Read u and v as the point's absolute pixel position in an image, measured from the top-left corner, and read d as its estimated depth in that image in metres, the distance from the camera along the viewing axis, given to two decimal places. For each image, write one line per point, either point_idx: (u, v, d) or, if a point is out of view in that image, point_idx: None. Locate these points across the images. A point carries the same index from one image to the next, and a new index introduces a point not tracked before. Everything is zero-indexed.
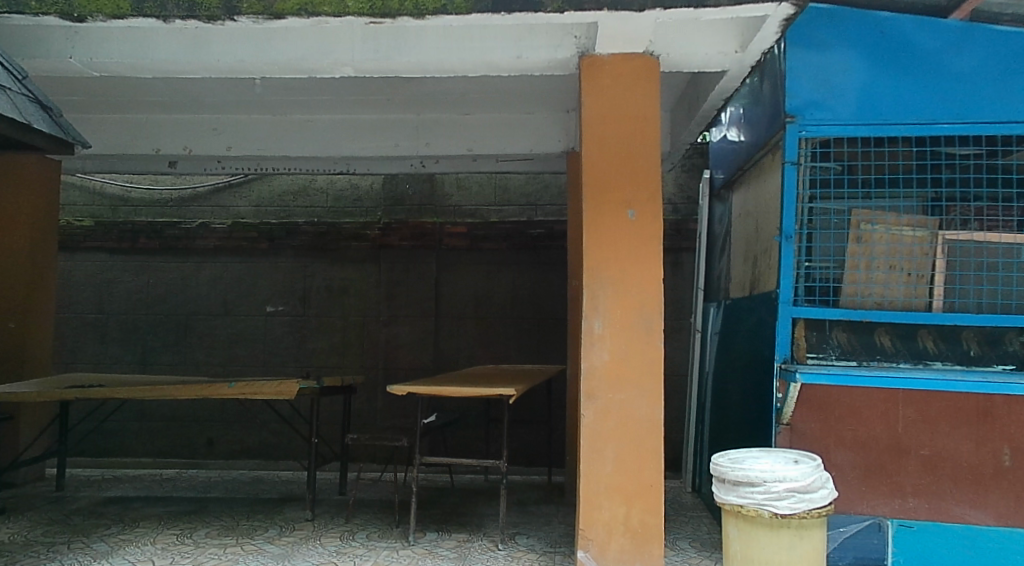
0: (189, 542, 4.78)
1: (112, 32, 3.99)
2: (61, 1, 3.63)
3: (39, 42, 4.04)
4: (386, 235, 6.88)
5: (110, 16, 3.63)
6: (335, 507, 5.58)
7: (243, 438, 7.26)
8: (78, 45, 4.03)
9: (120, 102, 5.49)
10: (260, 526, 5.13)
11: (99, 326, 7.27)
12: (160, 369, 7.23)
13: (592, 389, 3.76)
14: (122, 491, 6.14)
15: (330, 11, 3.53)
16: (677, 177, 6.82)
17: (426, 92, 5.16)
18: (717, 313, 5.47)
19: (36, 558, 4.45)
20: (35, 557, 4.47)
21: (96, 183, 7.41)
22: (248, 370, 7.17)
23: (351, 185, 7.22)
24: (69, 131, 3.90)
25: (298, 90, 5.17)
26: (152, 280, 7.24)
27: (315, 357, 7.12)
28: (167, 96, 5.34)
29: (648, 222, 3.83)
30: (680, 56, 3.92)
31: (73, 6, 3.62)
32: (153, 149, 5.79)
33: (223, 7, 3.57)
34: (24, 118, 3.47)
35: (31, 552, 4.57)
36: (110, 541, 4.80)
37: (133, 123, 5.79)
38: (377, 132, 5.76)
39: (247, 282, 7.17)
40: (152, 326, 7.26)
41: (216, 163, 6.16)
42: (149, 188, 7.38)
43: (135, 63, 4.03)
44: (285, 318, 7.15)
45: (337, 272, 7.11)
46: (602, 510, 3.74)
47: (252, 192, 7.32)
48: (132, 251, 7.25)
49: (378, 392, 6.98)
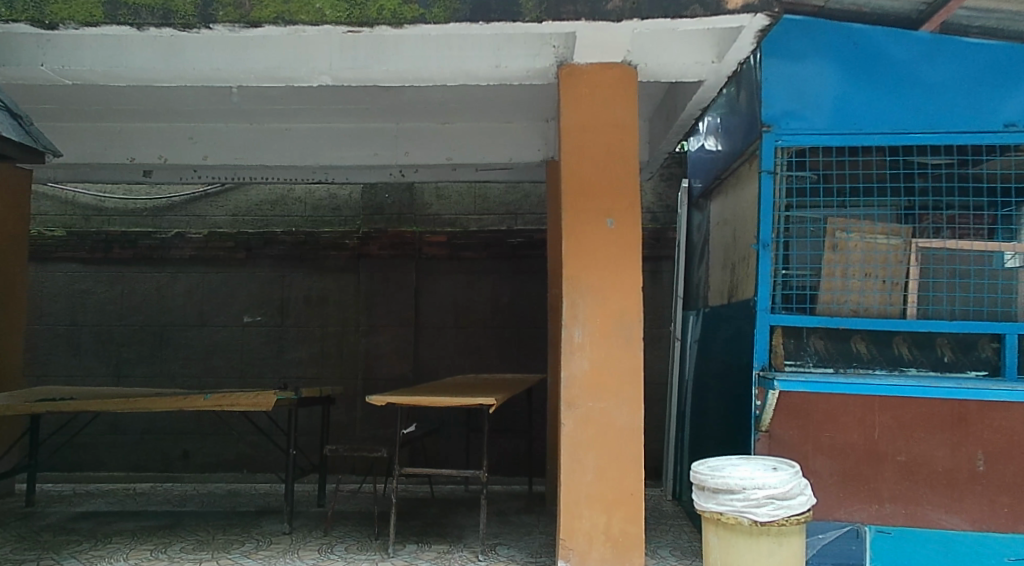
0: (165, 557, 4.71)
1: (83, 39, 3.94)
2: (32, 8, 3.58)
3: (10, 51, 3.99)
4: (366, 244, 6.83)
5: (81, 24, 3.59)
6: (313, 521, 5.52)
7: (219, 451, 7.17)
8: (50, 52, 3.98)
9: (95, 111, 5.42)
10: (237, 539, 5.07)
11: (72, 338, 7.14)
12: (135, 381, 7.12)
13: (573, 397, 3.76)
14: (95, 506, 6.03)
15: (307, 20, 3.52)
16: (656, 187, 6.87)
17: (407, 101, 5.14)
18: (695, 321, 5.49)
19: None
20: None
21: (68, 194, 7.29)
22: (224, 383, 7.07)
23: (329, 194, 7.18)
24: (40, 139, 3.80)
25: (278, 99, 5.14)
26: (126, 290, 7.14)
27: (292, 369, 7.04)
28: (143, 105, 5.27)
29: (627, 230, 3.85)
30: (657, 66, 3.95)
31: (45, 13, 3.57)
32: (127, 157, 5.72)
33: (199, 15, 3.56)
34: None
35: None
36: (82, 557, 4.71)
37: (108, 132, 5.72)
38: (357, 141, 5.73)
39: (223, 292, 7.10)
40: (126, 337, 7.15)
41: (192, 172, 6.09)
42: (123, 198, 7.27)
43: (109, 71, 3.99)
44: (262, 328, 7.08)
45: (316, 281, 7.06)
46: (584, 520, 3.73)
47: (228, 202, 7.27)
48: (106, 262, 7.13)
49: (357, 402, 6.93)
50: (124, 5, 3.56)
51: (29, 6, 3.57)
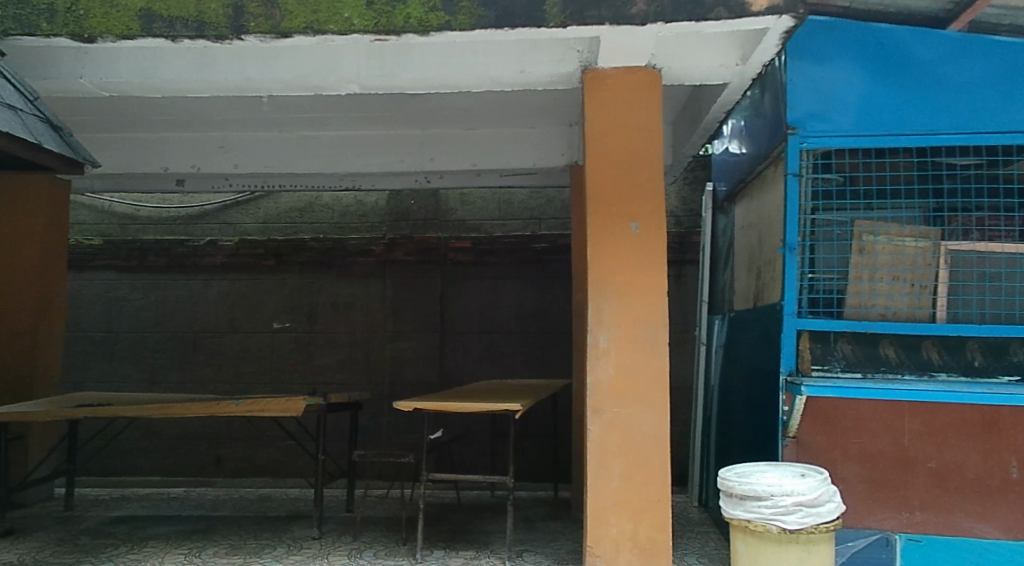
0: (199, 560, 4.79)
1: (120, 53, 4.05)
2: (72, 23, 3.68)
3: (50, 64, 4.10)
4: (391, 250, 6.90)
5: (120, 37, 3.69)
6: (341, 525, 5.57)
7: (250, 456, 7.26)
8: (88, 64, 4.08)
9: (130, 122, 5.56)
10: (268, 544, 5.13)
11: (108, 344, 7.30)
12: (168, 387, 7.25)
13: (598, 403, 3.75)
14: (131, 510, 6.15)
15: (336, 30, 3.59)
16: (680, 191, 6.84)
17: (432, 108, 5.19)
18: (720, 326, 5.44)
19: None
20: None
21: (105, 203, 7.49)
22: (254, 388, 7.17)
23: (356, 201, 7.27)
24: (79, 149, 3.92)
25: (307, 108, 5.23)
26: (160, 297, 7.28)
27: (320, 374, 7.12)
28: (175, 115, 5.39)
29: (652, 235, 3.85)
30: (681, 69, 3.95)
31: (84, 27, 3.68)
32: (161, 167, 5.85)
33: (231, 27, 3.63)
34: (35, 138, 3.51)
35: None
36: (119, 560, 4.81)
37: (143, 142, 5.86)
38: (382, 149, 5.79)
39: (254, 299, 7.21)
40: (160, 344, 7.29)
41: (224, 181, 6.21)
42: (157, 206, 7.46)
43: (145, 82, 4.11)
44: (291, 334, 7.17)
45: (343, 288, 7.13)
46: (610, 526, 3.71)
47: (258, 209, 7.39)
48: (141, 269, 7.28)
49: (383, 407, 6.98)
50: (159, 18, 3.66)
51: (70, 20, 3.68)
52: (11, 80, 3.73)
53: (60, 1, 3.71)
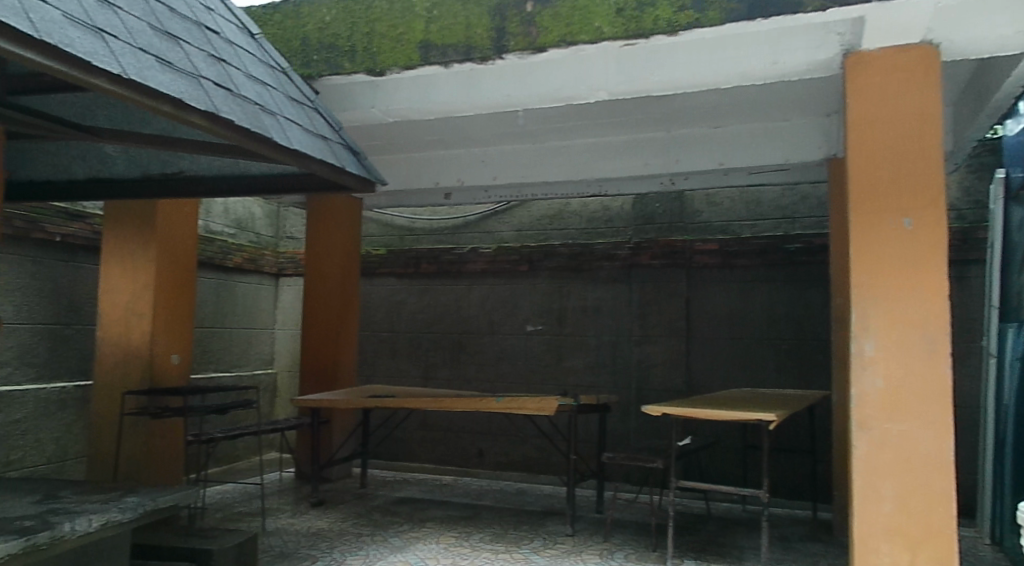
0: (468, 544, 5.17)
1: (402, 82, 4.51)
2: (366, 61, 4.28)
3: (346, 99, 4.68)
4: (637, 254, 6.90)
5: (404, 68, 4.23)
6: (594, 525, 5.67)
7: (509, 452, 7.67)
8: (378, 98, 4.62)
9: (404, 144, 6.17)
10: (526, 536, 5.39)
11: (390, 343, 8.16)
12: (439, 383, 7.91)
13: (864, 418, 3.40)
14: (410, 492, 6.83)
15: (588, 40, 3.77)
16: (962, 180, 5.98)
17: (673, 109, 5.10)
18: (1017, 336, 4.66)
19: (349, 546, 5.16)
20: (347, 545, 5.19)
21: (388, 217, 8.36)
22: (512, 388, 7.56)
23: (603, 207, 7.36)
24: (371, 170, 4.40)
25: (557, 118, 5.40)
26: (431, 301, 7.98)
27: (571, 376, 7.31)
28: (439, 135, 5.89)
29: (929, 232, 3.42)
30: (966, 42, 3.46)
31: (376, 62, 4.26)
32: (432, 182, 6.42)
33: (494, 48, 3.97)
34: (340, 162, 3.96)
35: (344, 539, 5.32)
36: (404, 537, 5.37)
37: (418, 161, 6.47)
38: (627, 153, 5.80)
39: (510, 302, 7.61)
40: (431, 344, 7.98)
41: (484, 193, 6.67)
42: (429, 219, 8.14)
43: (422, 108, 4.56)
44: (544, 336, 7.46)
45: (591, 292, 7.25)
46: (881, 555, 3.34)
47: (513, 218, 7.79)
48: (416, 275, 8.04)
49: (632, 412, 6.98)
50: (435, 48, 4.11)
51: (365, 58, 4.28)
52: (323, 114, 4.24)
53: (357, 43, 4.31)
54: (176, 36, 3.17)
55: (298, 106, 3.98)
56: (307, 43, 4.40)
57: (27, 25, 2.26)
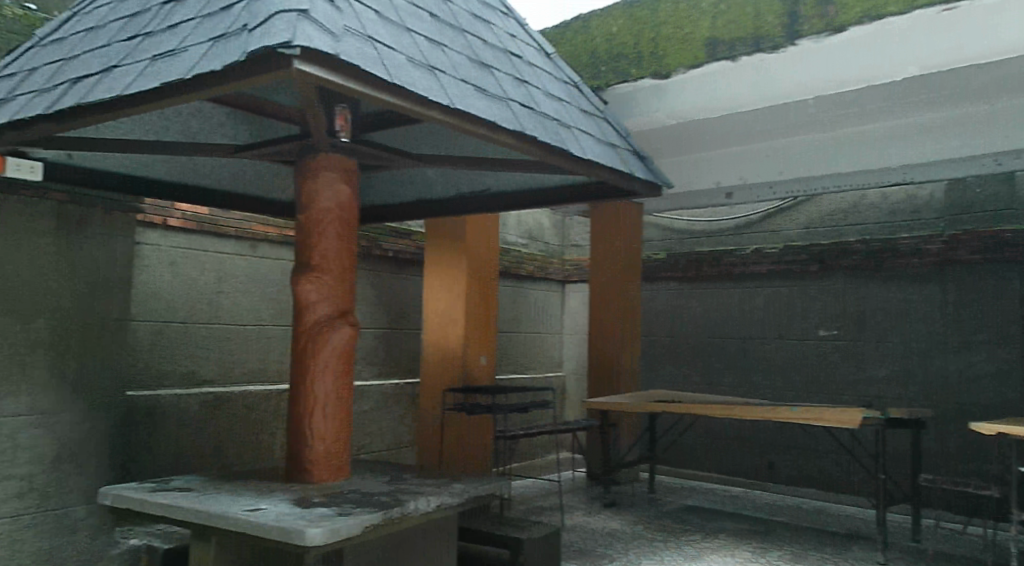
0: (766, 561, 4.98)
1: (690, 84, 5.09)
2: (657, 65, 5.17)
3: (637, 105, 5.32)
4: (953, 248, 6.17)
5: (692, 66, 5.02)
6: (910, 555, 5.12)
7: (804, 466, 7.22)
8: (663, 100, 5.20)
9: (685, 146, 6.15)
10: (831, 559, 5.03)
11: (673, 348, 8.10)
12: (724, 390, 7.69)
13: None
14: (700, 502, 6.75)
15: (895, 10, 4.20)
16: None
17: (997, 81, 4.49)
18: None
19: (644, 550, 5.24)
20: (642, 549, 5.27)
21: (668, 221, 8.36)
22: (805, 397, 7.13)
23: (907, 196, 6.71)
24: (657, 175, 4.45)
25: (852, 102, 4.91)
26: (714, 306, 7.79)
27: (874, 387, 6.72)
28: (719, 133, 5.74)
29: None
30: None
31: (665, 65, 5.14)
32: (714, 182, 6.27)
33: (788, 35, 4.58)
34: (628, 169, 4.07)
35: (639, 543, 5.43)
36: (697, 547, 5.31)
37: (698, 161, 6.37)
38: (937, 136, 5.21)
39: (800, 306, 7.18)
40: (715, 350, 7.79)
41: (768, 190, 6.35)
42: (710, 220, 7.97)
43: (706, 105, 5.03)
44: (840, 342, 6.94)
45: (896, 292, 6.63)
46: None
47: (802, 215, 7.37)
48: (697, 279, 7.91)
49: (950, 430, 6.27)
50: (725, 43, 4.84)
51: (654, 63, 5.19)
52: (612, 123, 4.39)
53: (648, 53, 5.24)
54: (488, 64, 3.50)
55: (590, 117, 4.15)
56: (613, 60, 5.41)
57: (384, 71, 2.68)
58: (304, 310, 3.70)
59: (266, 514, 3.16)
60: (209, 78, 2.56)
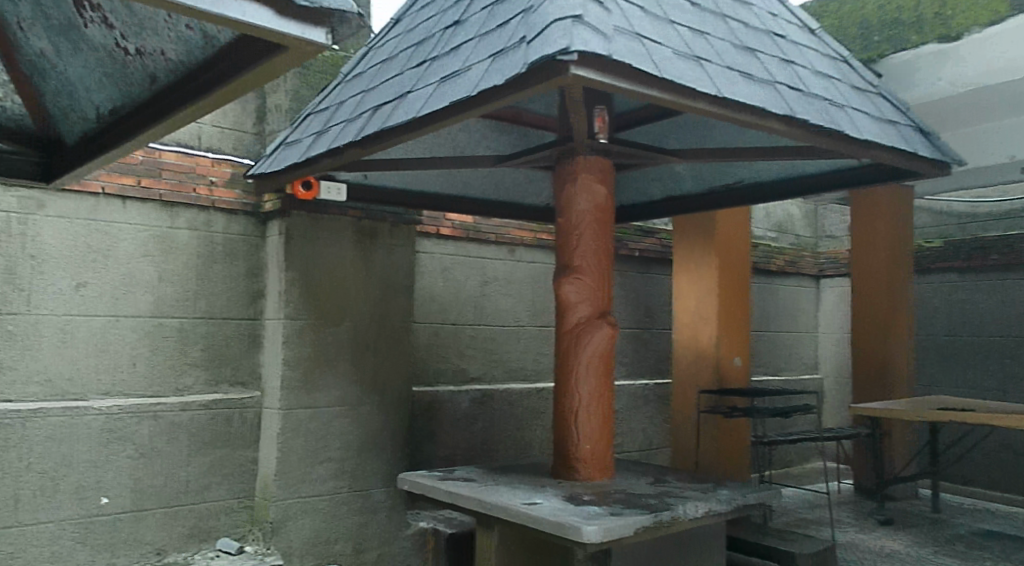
0: None
1: (983, 43, 4.65)
2: (944, 27, 4.82)
3: (919, 73, 4.97)
4: None
5: (985, 23, 4.61)
6: None
7: None
8: (950, 65, 4.82)
9: (967, 117, 5.41)
10: None
11: (954, 348, 7.16)
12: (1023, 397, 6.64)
13: None
14: (999, 527, 5.88)
15: None
16: None
17: None
18: None
19: None
20: None
21: (943, 205, 7.52)
22: None
23: None
24: (947, 151, 3.90)
25: None
26: (1007, 299, 6.76)
27: None
28: (1012, 99, 4.97)
29: None
30: None
31: (952, 26, 4.76)
32: (1007, 156, 5.52)
33: None
34: (912, 147, 3.62)
35: None
36: None
37: (984, 134, 5.61)
38: None
39: None
40: (1010, 351, 6.75)
41: None
42: (999, 201, 7.06)
43: (1004, 63, 4.56)
44: None
45: None
46: None
47: None
48: (983, 269, 6.92)
49: None
50: None
51: (938, 26, 4.86)
52: (888, 97, 3.93)
53: (932, 18, 4.91)
54: (751, 48, 3.31)
55: (864, 94, 3.74)
56: (890, 30, 5.18)
57: (651, 66, 2.65)
58: (566, 313, 3.77)
59: (542, 509, 3.24)
60: (494, 91, 2.76)
